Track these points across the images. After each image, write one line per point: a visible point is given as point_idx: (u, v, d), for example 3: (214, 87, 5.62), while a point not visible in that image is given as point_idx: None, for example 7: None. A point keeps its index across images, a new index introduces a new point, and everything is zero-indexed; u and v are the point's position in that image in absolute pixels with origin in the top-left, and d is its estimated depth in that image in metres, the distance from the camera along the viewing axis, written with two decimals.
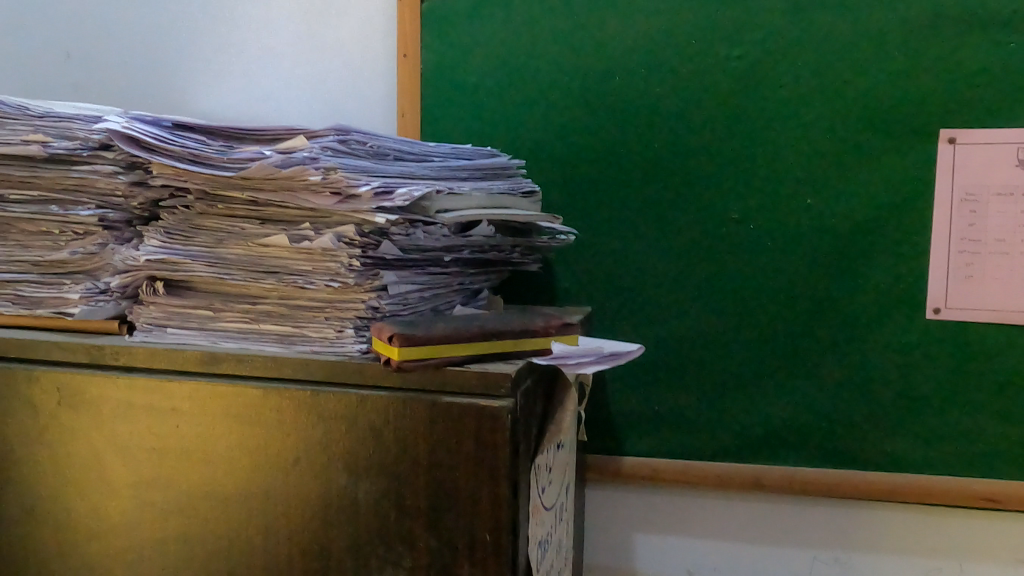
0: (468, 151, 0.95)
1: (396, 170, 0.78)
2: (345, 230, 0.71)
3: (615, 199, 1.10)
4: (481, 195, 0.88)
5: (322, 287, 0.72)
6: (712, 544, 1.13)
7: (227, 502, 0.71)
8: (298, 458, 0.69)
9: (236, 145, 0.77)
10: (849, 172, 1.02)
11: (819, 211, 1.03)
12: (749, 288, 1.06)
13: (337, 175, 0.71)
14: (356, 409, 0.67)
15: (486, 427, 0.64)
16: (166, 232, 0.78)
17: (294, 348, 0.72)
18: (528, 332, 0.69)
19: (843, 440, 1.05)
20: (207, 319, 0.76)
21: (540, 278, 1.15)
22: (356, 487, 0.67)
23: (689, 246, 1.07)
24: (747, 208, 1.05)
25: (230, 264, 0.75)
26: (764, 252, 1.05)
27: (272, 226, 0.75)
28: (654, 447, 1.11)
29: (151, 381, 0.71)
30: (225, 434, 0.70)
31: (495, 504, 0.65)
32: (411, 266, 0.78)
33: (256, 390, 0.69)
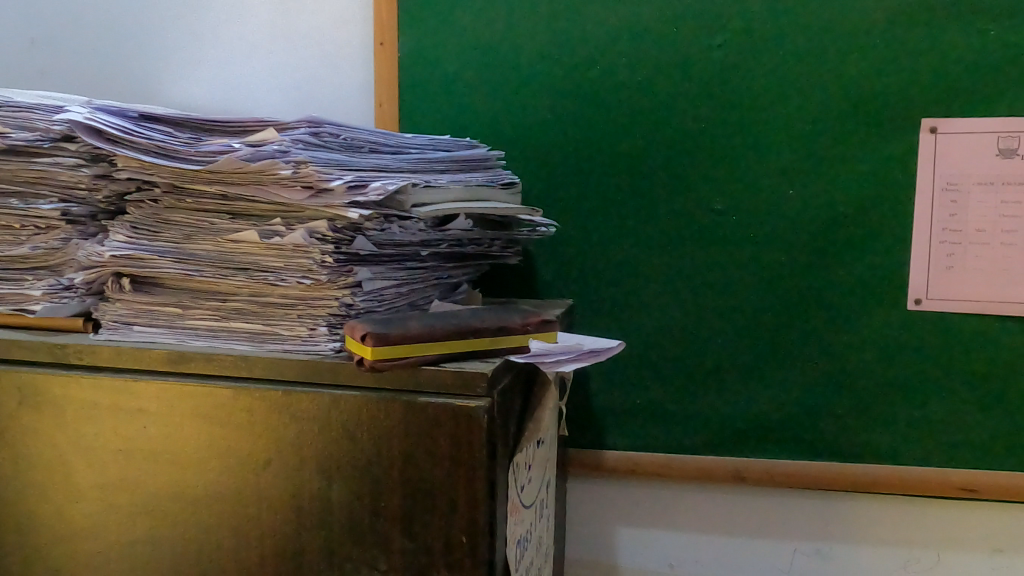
0: (446, 143, 0.93)
1: (371, 163, 0.76)
2: (317, 225, 0.69)
3: (596, 190, 1.09)
4: (458, 188, 0.87)
5: (293, 284, 0.70)
6: (692, 536, 1.13)
7: (197, 504, 0.69)
8: (270, 459, 0.67)
9: (205, 137, 0.75)
10: (831, 163, 1.01)
11: (801, 203, 1.02)
12: (730, 280, 1.05)
13: (308, 169, 0.68)
14: (328, 409, 0.65)
15: (462, 427, 0.63)
16: (132, 227, 0.76)
17: (265, 347, 0.70)
18: (506, 330, 0.68)
19: (824, 433, 1.05)
20: (175, 317, 0.74)
21: (520, 271, 1.13)
22: (329, 488, 0.66)
23: (670, 237, 1.06)
24: (729, 200, 1.04)
25: (198, 260, 0.72)
26: (745, 244, 1.04)
27: (242, 221, 0.72)
28: (635, 440, 1.10)
29: (117, 381, 0.69)
30: (194, 435, 0.68)
31: (472, 505, 0.63)
32: (387, 262, 0.76)
33: (226, 389, 0.67)
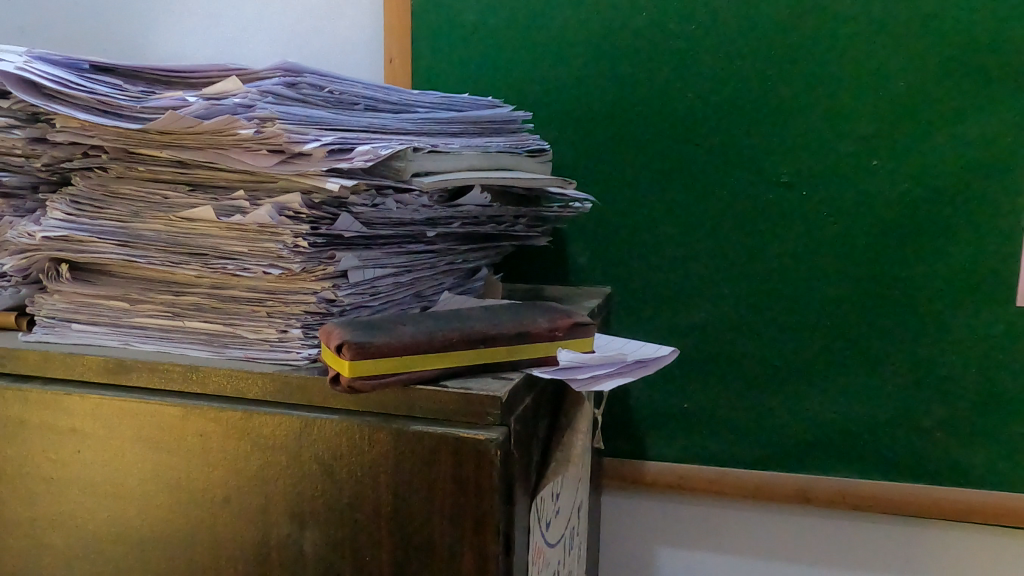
0: (461, 102, 0.78)
1: (362, 122, 0.61)
2: (288, 200, 0.54)
3: (640, 160, 0.92)
4: (474, 154, 0.71)
5: (259, 275, 0.55)
6: (745, 562, 0.97)
7: (143, 549, 0.56)
8: (228, 496, 0.53)
9: (160, 90, 0.60)
10: (928, 126, 0.83)
11: (889, 175, 0.84)
12: (800, 266, 0.88)
13: (275, 128, 0.54)
14: (299, 437, 0.51)
15: (467, 466, 0.48)
16: (73, 201, 0.62)
17: (225, 354, 0.56)
18: (527, 336, 0.53)
19: (910, 450, 0.88)
20: (121, 313, 0.60)
21: (549, 253, 0.97)
22: (301, 536, 0.52)
23: (728, 214, 0.89)
24: (800, 170, 0.87)
25: (146, 243, 0.58)
26: (819, 223, 0.87)
27: (201, 194, 0.58)
28: (682, 451, 0.95)
29: (45, 394, 0.56)
30: (137, 463, 0.55)
31: (481, 566, 0.49)
32: (381, 246, 0.61)
33: (173, 408, 0.53)
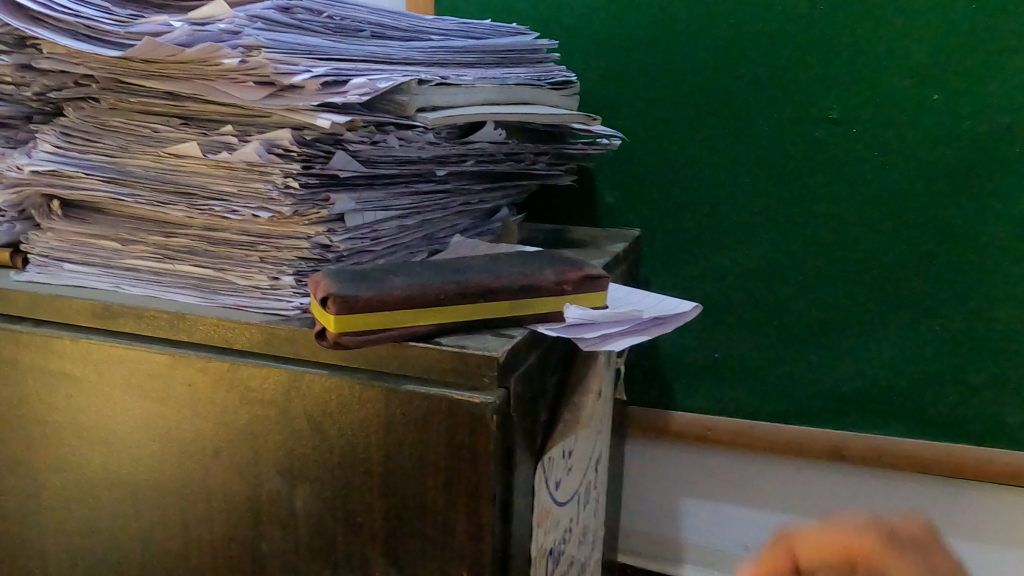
0: (480, 29, 0.72)
1: (363, 51, 0.56)
2: (277, 136, 0.50)
3: (675, 94, 0.85)
4: (490, 86, 0.66)
5: (249, 217, 0.52)
6: (772, 515, 0.94)
7: (137, 495, 0.54)
8: (218, 450, 0.51)
9: (149, 14, 0.56)
10: (1000, 54, 0.73)
11: (951, 111, 0.75)
12: (845, 210, 0.81)
13: (260, 57, 0.49)
14: (288, 392, 0.48)
15: (462, 430, 0.45)
16: (62, 132, 0.58)
17: (215, 300, 0.53)
18: (532, 290, 0.49)
19: (956, 410, 0.81)
20: (113, 254, 0.57)
21: (576, 192, 0.92)
22: (292, 493, 0.50)
23: (769, 153, 0.82)
24: (851, 105, 0.79)
25: (134, 181, 0.55)
26: (869, 162, 0.79)
27: (191, 128, 0.54)
28: (708, 402, 0.91)
29: (35, 336, 0.54)
30: (128, 409, 0.53)
31: (475, 533, 0.46)
32: (384, 186, 0.57)
33: (161, 355, 0.51)
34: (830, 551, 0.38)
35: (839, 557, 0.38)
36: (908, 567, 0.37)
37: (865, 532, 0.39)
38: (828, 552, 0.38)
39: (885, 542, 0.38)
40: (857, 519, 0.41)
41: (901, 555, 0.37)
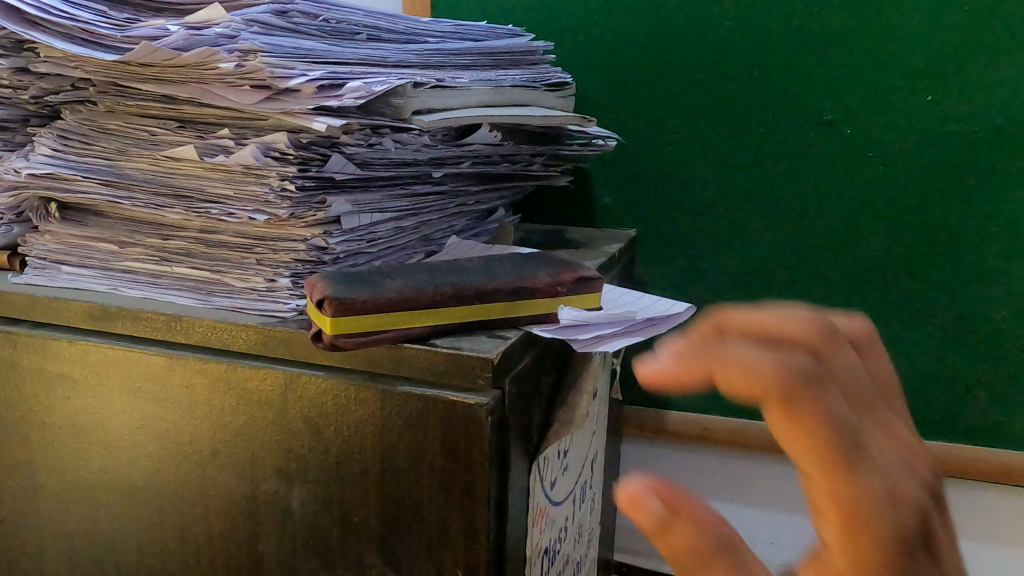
0: (476, 31, 0.72)
1: (359, 54, 0.56)
2: (274, 139, 0.50)
3: (670, 95, 0.85)
4: (485, 88, 0.66)
5: (246, 220, 0.52)
6: (767, 514, 0.94)
7: (135, 496, 0.55)
8: (216, 451, 0.51)
9: (146, 19, 0.57)
10: (993, 55, 0.74)
11: (944, 111, 0.76)
12: (839, 210, 0.81)
13: (257, 61, 0.49)
14: (285, 393, 0.48)
15: (457, 430, 0.45)
16: (60, 136, 0.58)
17: (212, 302, 0.54)
18: (526, 291, 0.49)
19: (952, 410, 0.81)
20: (111, 256, 0.58)
21: (572, 192, 0.93)
22: (289, 494, 0.50)
23: (763, 154, 0.83)
24: (845, 106, 0.79)
25: (131, 184, 0.55)
26: (863, 163, 0.79)
27: (188, 131, 0.55)
28: (704, 402, 0.91)
29: (33, 338, 0.54)
30: (125, 410, 0.54)
31: (470, 533, 0.46)
32: (380, 188, 0.57)
33: (158, 357, 0.51)
34: (743, 381, 0.24)
35: (754, 396, 0.24)
36: (839, 420, 0.24)
37: (785, 361, 0.24)
38: (741, 389, 0.24)
39: (818, 374, 0.24)
40: (770, 339, 0.27)
41: (832, 406, 0.24)
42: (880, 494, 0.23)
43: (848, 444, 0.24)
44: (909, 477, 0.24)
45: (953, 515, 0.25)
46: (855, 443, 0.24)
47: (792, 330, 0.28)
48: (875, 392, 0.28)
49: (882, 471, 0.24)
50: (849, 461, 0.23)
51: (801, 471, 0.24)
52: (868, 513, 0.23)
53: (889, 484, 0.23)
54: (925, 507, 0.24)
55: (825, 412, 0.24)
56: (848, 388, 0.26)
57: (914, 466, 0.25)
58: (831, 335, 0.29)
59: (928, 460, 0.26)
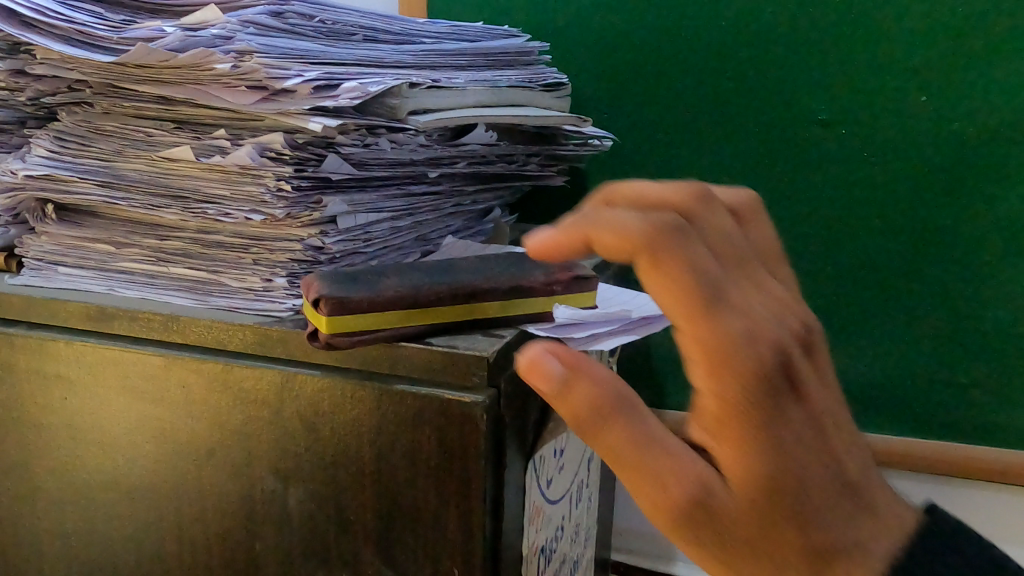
0: (472, 32, 0.73)
1: (355, 55, 0.57)
2: (271, 139, 0.50)
3: (666, 96, 0.85)
4: (481, 89, 0.66)
5: (242, 220, 0.52)
6: None
7: (132, 496, 0.55)
8: (212, 450, 0.52)
9: (143, 20, 0.57)
10: (994, 53, 0.72)
11: (938, 112, 0.75)
12: (834, 210, 0.80)
13: (252, 63, 0.50)
14: (281, 392, 0.49)
15: (452, 428, 0.45)
16: (57, 137, 0.59)
17: (209, 303, 0.54)
18: (522, 290, 0.49)
19: (960, 416, 0.79)
20: (107, 257, 0.58)
21: (568, 192, 0.93)
22: (285, 492, 0.50)
23: (757, 154, 0.82)
24: (839, 107, 0.78)
25: (128, 185, 0.55)
26: (858, 164, 0.78)
27: (184, 132, 0.55)
28: None
29: (30, 339, 0.55)
30: (123, 410, 0.54)
31: (466, 531, 0.46)
32: (376, 188, 0.57)
33: (155, 357, 0.51)
34: (616, 241, 0.34)
35: (627, 251, 0.34)
36: (692, 262, 0.33)
37: (654, 222, 0.34)
38: (617, 246, 0.34)
39: (672, 229, 0.33)
40: (652, 224, 0.33)
41: (688, 249, 0.33)
42: (738, 333, 0.33)
43: (701, 279, 0.33)
44: (756, 312, 0.34)
45: (794, 337, 0.35)
46: (707, 286, 0.33)
47: (670, 195, 0.38)
48: (750, 256, 0.38)
49: (739, 315, 0.33)
50: (710, 308, 0.33)
51: (674, 318, 0.33)
52: (719, 348, 0.32)
53: (741, 324, 0.33)
54: (773, 340, 0.33)
55: (679, 258, 0.33)
56: (720, 248, 0.36)
57: (752, 296, 0.35)
58: (704, 199, 0.38)
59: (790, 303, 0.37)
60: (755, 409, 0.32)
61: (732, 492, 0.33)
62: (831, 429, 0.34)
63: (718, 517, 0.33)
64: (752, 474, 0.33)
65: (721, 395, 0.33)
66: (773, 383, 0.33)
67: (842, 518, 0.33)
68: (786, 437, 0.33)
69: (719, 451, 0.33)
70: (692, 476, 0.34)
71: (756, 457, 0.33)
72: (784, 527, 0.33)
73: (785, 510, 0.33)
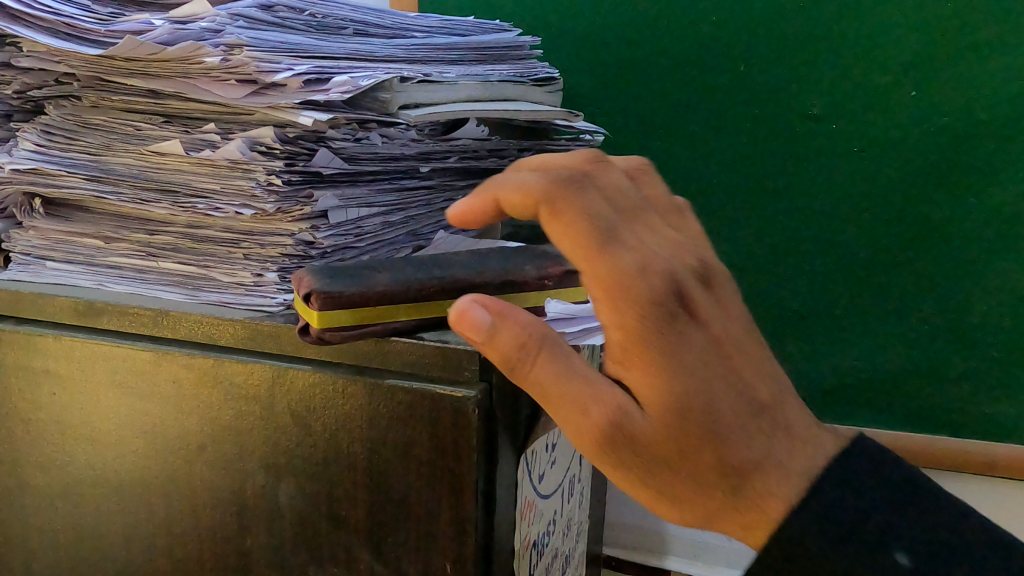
0: (463, 26, 0.73)
1: (345, 49, 0.56)
2: (260, 134, 0.50)
3: (659, 92, 0.86)
4: (472, 83, 0.66)
5: (232, 215, 0.52)
6: None
7: (123, 493, 0.55)
8: (203, 446, 0.51)
9: (131, 13, 0.56)
10: (983, 53, 0.73)
11: (927, 106, 0.75)
12: (827, 205, 0.80)
13: (242, 56, 0.49)
14: (273, 387, 0.48)
15: (445, 423, 0.45)
16: (43, 131, 0.58)
17: (200, 298, 0.54)
18: (514, 285, 0.49)
19: (951, 409, 0.79)
20: (96, 252, 0.57)
21: None
22: (277, 488, 0.50)
23: (751, 149, 0.83)
24: (831, 102, 0.79)
25: (117, 179, 0.55)
26: (851, 158, 0.79)
27: (173, 126, 0.54)
28: None
29: (16, 334, 0.54)
30: (112, 406, 0.53)
31: (458, 525, 0.46)
32: (368, 183, 0.57)
33: (145, 352, 0.51)
34: (522, 198, 0.39)
35: (529, 204, 0.39)
36: (585, 208, 0.38)
37: (551, 177, 0.39)
38: (521, 201, 0.39)
39: (566, 182, 0.38)
40: (548, 179, 0.39)
41: (580, 197, 0.38)
42: (631, 269, 0.37)
43: (592, 222, 0.38)
44: (649, 248, 0.39)
45: (689, 270, 0.39)
46: (598, 227, 0.38)
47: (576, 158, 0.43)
48: (646, 205, 0.42)
49: (629, 251, 0.38)
50: (601, 244, 0.37)
51: (573, 259, 0.38)
52: (614, 283, 0.37)
53: (632, 258, 0.38)
54: (663, 269, 0.38)
55: (572, 206, 0.38)
56: (621, 199, 0.41)
57: (650, 236, 0.40)
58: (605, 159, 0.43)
59: (688, 243, 0.41)
60: (652, 333, 0.37)
61: (646, 413, 0.37)
62: (732, 350, 0.38)
63: (633, 435, 0.37)
64: (658, 392, 0.37)
65: (622, 324, 0.37)
66: (667, 309, 0.37)
67: (748, 430, 0.37)
68: (685, 354, 0.37)
69: (630, 377, 0.38)
70: (611, 402, 0.38)
71: (661, 377, 0.37)
72: (694, 441, 0.37)
73: (694, 424, 0.37)
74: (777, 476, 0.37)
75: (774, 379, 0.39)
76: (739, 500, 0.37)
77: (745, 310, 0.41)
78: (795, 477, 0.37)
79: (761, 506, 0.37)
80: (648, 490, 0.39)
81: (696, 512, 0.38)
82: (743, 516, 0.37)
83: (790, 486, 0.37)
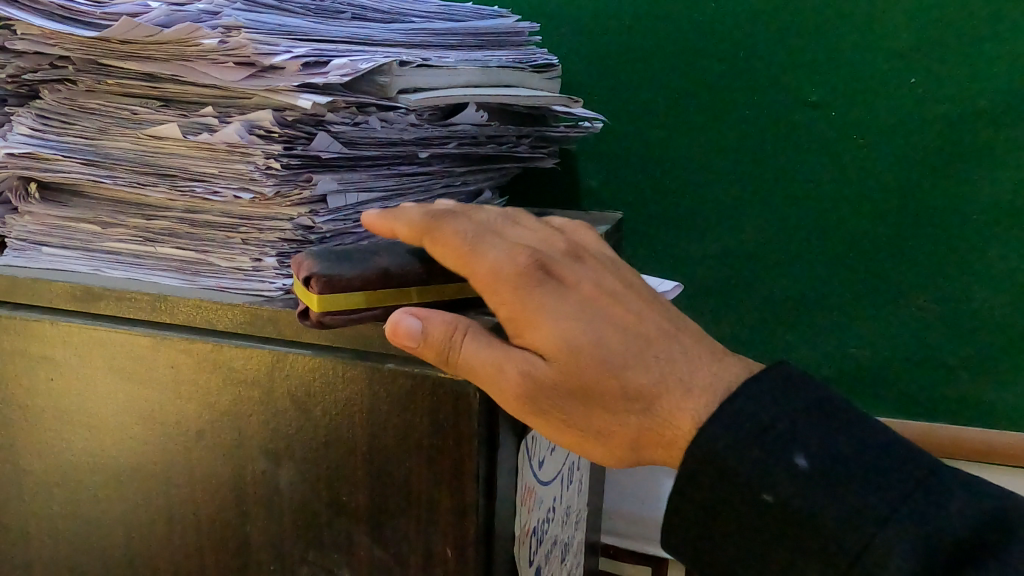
0: (461, 12, 0.72)
1: (344, 33, 0.56)
2: (259, 117, 0.49)
3: (645, 73, 0.81)
4: (471, 69, 0.65)
5: (230, 199, 0.52)
6: None
7: (121, 480, 0.54)
8: (201, 432, 0.51)
9: None
10: (989, 32, 0.68)
11: (928, 93, 0.70)
12: (824, 194, 0.76)
13: (239, 38, 0.49)
14: (273, 370, 0.48)
15: (445, 406, 0.45)
16: (39, 115, 0.57)
17: (198, 283, 0.54)
18: None
19: (951, 399, 0.74)
20: (93, 237, 0.57)
21: None
22: (276, 472, 0.50)
23: (747, 137, 0.78)
24: (830, 87, 0.74)
25: (113, 163, 0.55)
26: (851, 146, 0.74)
27: (170, 110, 0.54)
28: None
29: (14, 320, 0.54)
30: (109, 392, 0.53)
31: (459, 510, 0.46)
32: (366, 168, 0.57)
33: (143, 337, 0.51)
34: (406, 230, 0.44)
35: (415, 238, 0.44)
36: (454, 228, 0.44)
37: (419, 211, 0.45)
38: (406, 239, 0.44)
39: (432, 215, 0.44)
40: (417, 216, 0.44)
41: (446, 221, 0.44)
42: (499, 256, 0.43)
43: (461, 235, 0.44)
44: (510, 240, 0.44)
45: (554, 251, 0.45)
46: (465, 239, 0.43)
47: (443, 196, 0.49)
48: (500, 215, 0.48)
49: (496, 245, 0.43)
50: (472, 249, 0.43)
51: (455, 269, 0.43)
52: (490, 274, 0.42)
53: (499, 249, 0.43)
54: (525, 250, 0.43)
55: (442, 229, 0.44)
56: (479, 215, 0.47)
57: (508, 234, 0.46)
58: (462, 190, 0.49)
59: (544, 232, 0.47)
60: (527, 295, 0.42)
61: (549, 362, 0.42)
62: (602, 302, 0.43)
63: (542, 383, 0.41)
64: (553, 342, 0.41)
65: (505, 300, 0.42)
66: (534, 275, 0.42)
67: (641, 359, 0.42)
68: (561, 308, 0.42)
69: (528, 340, 0.42)
70: (521, 360, 0.41)
71: (548, 329, 0.41)
72: (596, 378, 0.41)
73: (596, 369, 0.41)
74: (680, 393, 0.42)
75: (654, 317, 0.44)
76: (655, 420, 0.42)
77: (610, 270, 0.47)
78: (698, 391, 0.42)
79: (674, 422, 0.42)
80: (574, 430, 0.43)
81: (622, 440, 0.43)
82: (662, 436, 0.42)
83: (696, 404, 0.42)
